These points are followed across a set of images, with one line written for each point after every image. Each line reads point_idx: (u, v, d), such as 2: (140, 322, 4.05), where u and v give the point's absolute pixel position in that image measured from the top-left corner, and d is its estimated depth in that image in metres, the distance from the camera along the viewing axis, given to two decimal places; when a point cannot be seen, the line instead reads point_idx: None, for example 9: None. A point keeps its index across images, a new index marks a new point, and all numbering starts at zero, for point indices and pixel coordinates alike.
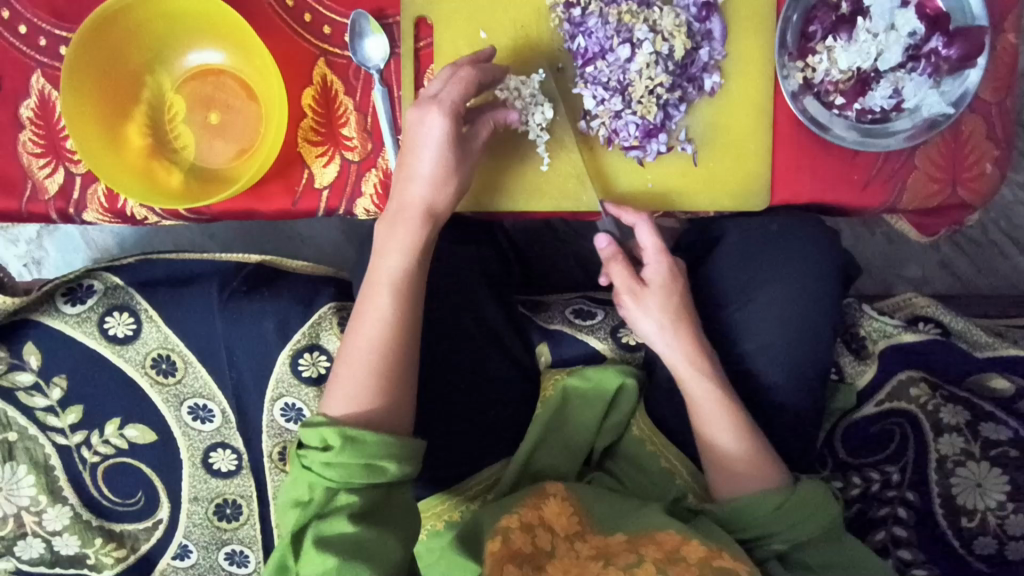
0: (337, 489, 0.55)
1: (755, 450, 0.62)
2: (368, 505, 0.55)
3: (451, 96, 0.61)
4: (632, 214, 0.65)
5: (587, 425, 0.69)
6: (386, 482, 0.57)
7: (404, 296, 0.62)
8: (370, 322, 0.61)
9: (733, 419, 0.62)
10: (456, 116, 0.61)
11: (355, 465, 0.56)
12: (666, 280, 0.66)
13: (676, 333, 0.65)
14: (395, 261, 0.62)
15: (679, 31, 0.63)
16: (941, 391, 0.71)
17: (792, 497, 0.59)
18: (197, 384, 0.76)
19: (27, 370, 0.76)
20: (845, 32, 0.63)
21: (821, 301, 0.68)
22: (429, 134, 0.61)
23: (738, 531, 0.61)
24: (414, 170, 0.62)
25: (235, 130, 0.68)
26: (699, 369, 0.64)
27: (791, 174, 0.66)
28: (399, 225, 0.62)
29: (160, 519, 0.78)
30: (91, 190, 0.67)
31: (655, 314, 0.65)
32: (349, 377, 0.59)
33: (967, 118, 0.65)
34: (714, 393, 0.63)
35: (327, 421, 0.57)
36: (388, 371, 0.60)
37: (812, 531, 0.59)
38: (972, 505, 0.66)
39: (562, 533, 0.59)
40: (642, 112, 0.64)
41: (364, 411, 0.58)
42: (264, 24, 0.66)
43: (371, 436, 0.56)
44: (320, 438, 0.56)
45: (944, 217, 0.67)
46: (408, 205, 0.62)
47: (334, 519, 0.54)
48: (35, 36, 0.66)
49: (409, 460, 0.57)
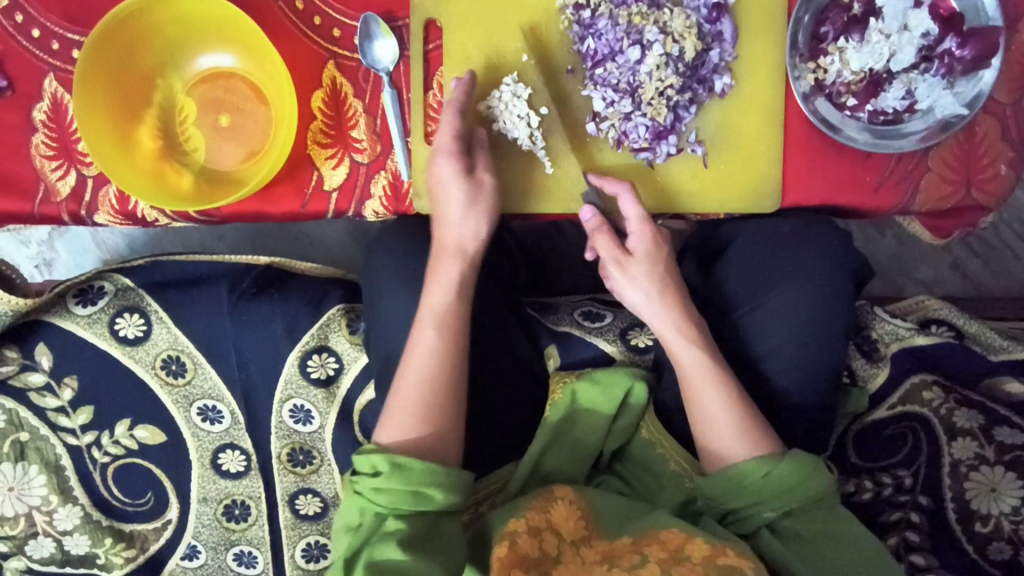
0: (385, 516, 0.57)
1: (744, 420, 0.61)
2: (417, 533, 0.56)
3: (447, 139, 0.63)
4: (615, 182, 0.64)
5: (596, 428, 0.69)
6: (434, 511, 0.57)
7: (449, 329, 0.62)
8: (411, 360, 0.62)
9: (722, 387, 0.62)
10: (457, 154, 0.63)
11: (402, 491, 0.57)
12: (651, 249, 0.64)
13: (664, 301, 0.63)
14: (440, 298, 0.63)
15: (690, 32, 0.63)
16: (954, 394, 0.71)
17: (778, 466, 0.59)
18: (206, 385, 0.76)
19: (38, 370, 0.76)
20: (857, 33, 0.62)
21: (835, 306, 0.67)
22: (444, 176, 0.63)
23: (727, 501, 0.61)
24: (445, 211, 0.64)
25: (244, 132, 0.68)
26: (688, 338, 0.63)
27: (802, 177, 0.66)
28: (440, 263, 0.64)
29: (169, 519, 0.78)
30: (102, 192, 0.67)
31: (641, 283, 0.64)
32: (403, 410, 0.60)
33: (981, 120, 0.64)
34: (703, 362, 0.62)
35: (377, 448, 0.58)
36: (440, 404, 0.60)
37: (800, 497, 0.59)
38: (985, 510, 0.66)
39: (568, 537, 0.59)
40: (651, 114, 0.64)
41: (416, 438, 0.59)
42: (274, 27, 0.66)
43: (418, 463, 0.57)
44: (370, 464, 0.57)
45: (958, 218, 0.66)
46: (441, 244, 0.65)
47: (383, 545, 0.55)
48: (47, 39, 0.67)
49: (455, 489, 0.58)
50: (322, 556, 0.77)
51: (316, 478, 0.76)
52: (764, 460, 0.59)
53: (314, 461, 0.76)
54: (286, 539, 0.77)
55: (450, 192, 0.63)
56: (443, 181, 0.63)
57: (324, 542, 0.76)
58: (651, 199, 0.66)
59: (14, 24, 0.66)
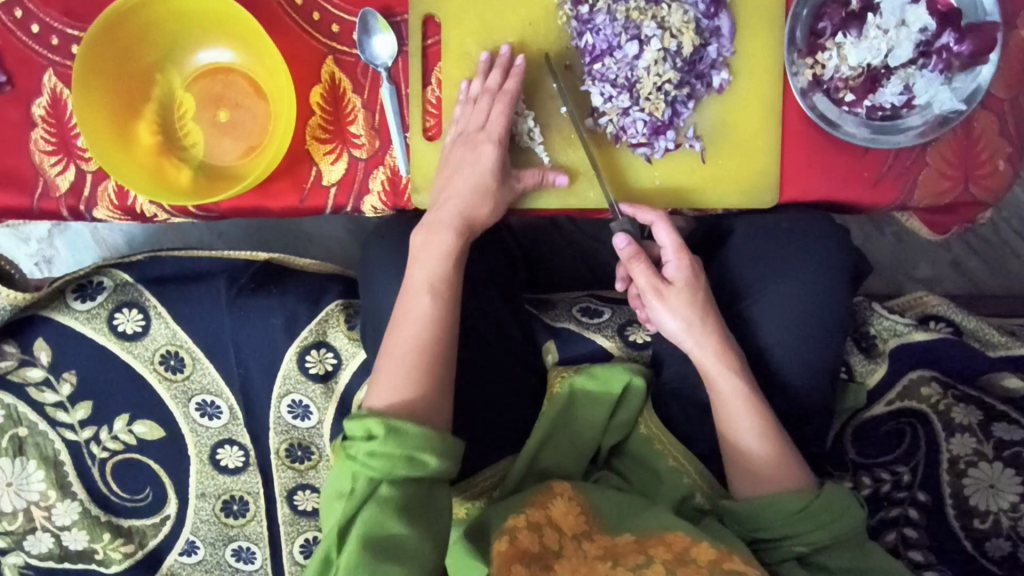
0: (379, 482, 0.54)
1: (779, 452, 0.61)
2: (410, 501, 0.54)
3: (496, 128, 0.64)
4: (648, 211, 0.64)
5: (594, 423, 0.69)
6: (429, 478, 0.55)
7: (443, 297, 0.62)
8: (411, 322, 0.61)
9: (760, 420, 0.62)
10: (501, 146, 0.64)
11: (397, 457, 0.54)
12: (689, 278, 0.64)
13: (702, 331, 0.63)
14: (433, 266, 0.62)
15: (687, 28, 0.63)
16: (953, 390, 0.71)
17: (815, 501, 0.58)
18: (205, 380, 0.76)
19: (37, 365, 0.76)
20: (855, 28, 0.62)
21: (834, 300, 0.67)
22: (478, 161, 0.64)
23: (760, 531, 0.60)
24: (455, 189, 0.64)
25: (244, 128, 0.68)
26: (727, 367, 0.62)
27: (801, 173, 0.66)
28: (435, 232, 0.63)
29: (167, 515, 0.78)
30: (101, 187, 0.68)
31: (680, 312, 0.63)
32: (395, 367, 0.59)
33: (979, 115, 0.64)
34: (742, 391, 0.62)
35: (369, 413, 0.56)
36: (429, 365, 0.59)
37: (834, 533, 0.58)
38: (984, 507, 0.66)
39: (569, 531, 0.59)
40: (649, 109, 0.64)
41: (406, 401, 0.57)
42: (272, 22, 0.66)
43: (413, 427, 0.55)
44: (363, 428, 0.55)
45: (956, 215, 0.66)
46: (443, 214, 0.64)
47: (380, 512, 0.52)
48: (47, 35, 0.67)
49: (449, 457, 0.56)
50: None
51: (314, 474, 0.76)
52: (802, 494, 0.59)
53: (312, 457, 0.76)
54: (285, 535, 0.77)
55: (467, 171, 0.64)
56: (472, 163, 0.64)
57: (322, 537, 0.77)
58: (664, 201, 0.67)
59: (13, 19, 0.67)
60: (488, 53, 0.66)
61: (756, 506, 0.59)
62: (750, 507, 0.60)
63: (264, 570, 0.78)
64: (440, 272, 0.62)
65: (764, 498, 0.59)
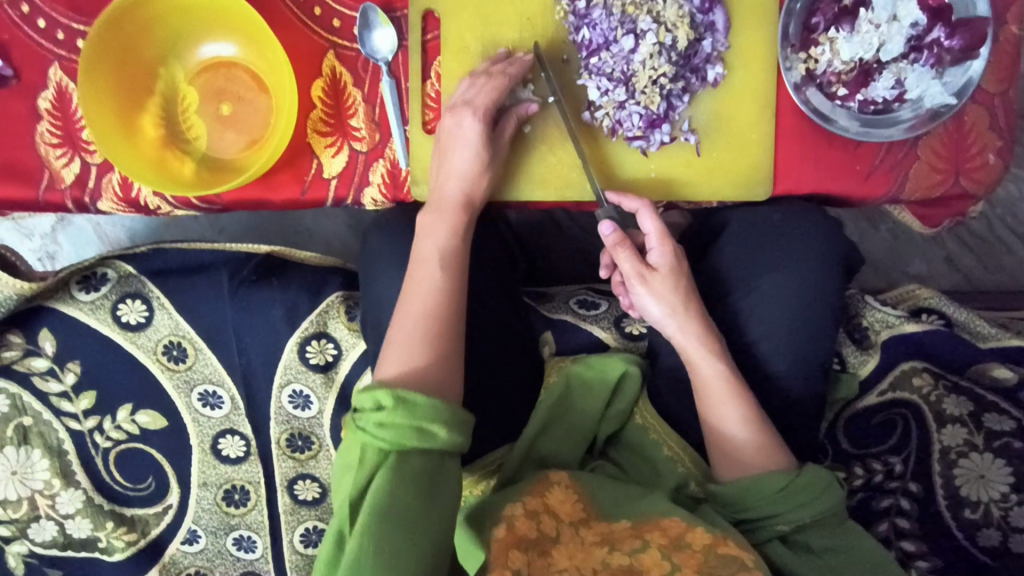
0: (389, 452, 0.55)
1: (761, 434, 0.62)
2: (420, 471, 0.54)
3: (482, 101, 0.64)
4: (635, 200, 0.65)
5: (590, 411, 0.70)
6: (440, 449, 0.56)
7: (452, 270, 0.63)
8: (419, 295, 0.62)
9: (742, 405, 0.62)
10: (486, 118, 0.64)
11: (406, 427, 0.55)
12: (674, 263, 0.64)
13: (686, 316, 0.64)
14: (438, 241, 0.64)
15: (682, 23, 0.64)
16: (943, 381, 0.72)
17: (797, 479, 0.60)
18: (207, 370, 0.77)
19: (42, 355, 0.77)
20: (847, 24, 0.63)
21: (827, 292, 0.68)
22: (464, 136, 0.64)
23: (743, 512, 0.61)
24: (451, 166, 0.64)
25: (246, 121, 0.69)
26: (709, 351, 0.63)
27: (794, 165, 0.67)
28: (435, 214, 0.64)
29: (170, 503, 0.79)
30: (106, 179, 0.69)
31: (664, 297, 0.64)
32: (405, 339, 0.60)
33: (969, 109, 0.65)
34: (724, 374, 0.63)
35: (379, 385, 0.57)
36: (439, 334, 0.60)
37: (815, 511, 0.60)
38: (975, 497, 0.67)
39: (566, 518, 0.60)
40: (645, 102, 0.65)
41: (414, 368, 0.58)
42: (275, 17, 0.67)
43: (422, 398, 0.56)
44: (373, 400, 0.56)
45: (947, 208, 0.68)
46: (443, 197, 0.65)
47: (388, 482, 0.53)
48: (53, 29, 0.68)
49: (459, 429, 0.56)
50: (320, 541, 0.78)
51: (314, 464, 0.77)
52: (783, 474, 0.60)
53: (313, 447, 0.77)
54: (285, 524, 0.78)
55: (463, 150, 0.64)
56: (460, 138, 0.64)
57: (323, 526, 0.78)
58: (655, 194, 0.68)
59: (20, 14, 0.68)
60: (508, 50, 0.67)
61: (739, 489, 0.61)
62: (734, 491, 0.61)
63: (264, 560, 0.79)
64: (444, 251, 0.63)
65: (745, 480, 0.61)
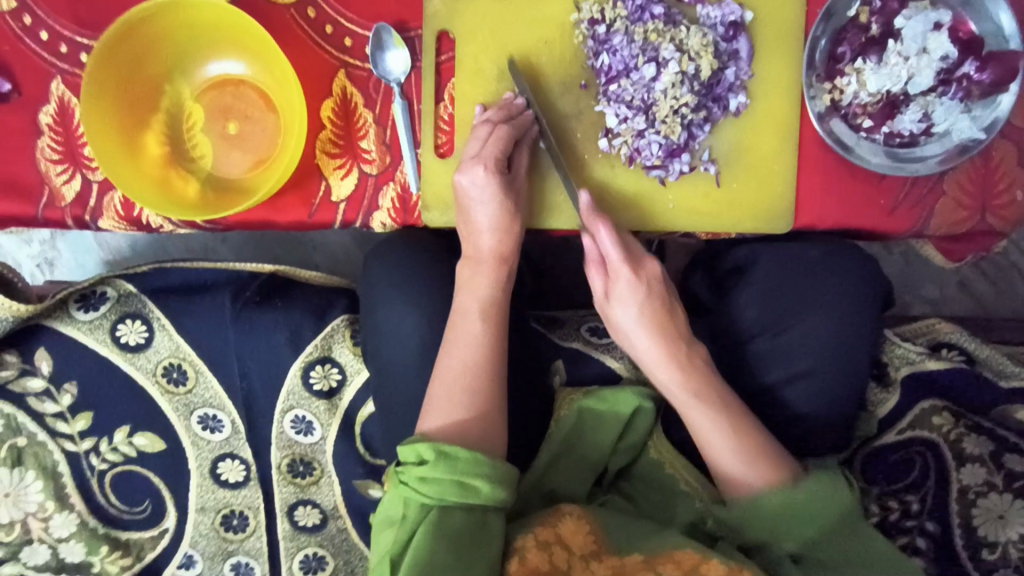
0: (431, 506, 0.57)
1: (738, 449, 0.60)
2: (456, 527, 0.56)
3: (490, 152, 0.61)
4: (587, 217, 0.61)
5: (602, 445, 0.68)
6: (481, 505, 0.57)
7: (492, 323, 0.63)
8: (455, 352, 0.62)
9: (715, 423, 0.60)
10: (496, 170, 0.61)
11: (447, 482, 0.57)
12: (626, 289, 0.61)
13: (644, 339, 0.61)
14: (482, 292, 0.63)
15: (706, 51, 0.62)
16: (964, 420, 0.70)
17: (796, 497, 0.58)
18: (208, 394, 0.75)
19: (38, 375, 0.75)
20: (875, 54, 0.61)
21: (850, 328, 0.66)
22: (475, 191, 0.62)
23: (749, 535, 0.60)
24: (476, 222, 0.63)
25: (253, 140, 0.67)
26: (669, 375, 0.61)
27: (814, 200, 0.65)
28: (473, 266, 0.64)
29: (166, 528, 0.77)
30: (107, 197, 0.66)
31: (627, 324, 0.62)
32: (444, 399, 0.60)
33: (998, 144, 0.63)
34: (687, 396, 0.61)
35: (421, 438, 0.59)
36: (473, 396, 0.61)
37: (820, 527, 0.58)
38: (993, 537, 0.64)
39: (578, 552, 0.57)
40: (665, 131, 0.63)
41: (449, 433, 0.59)
42: (285, 35, 0.66)
43: (463, 452, 0.57)
44: (415, 454, 0.57)
45: (972, 243, 0.65)
46: (478, 251, 0.64)
47: (423, 540, 0.55)
48: (56, 42, 0.66)
49: (501, 483, 0.58)
50: (319, 568, 0.75)
51: (316, 489, 0.75)
52: (777, 490, 0.58)
53: (314, 472, 0.75)
54: (285, 550, 0.76)
55: (478, 201, 0.62)
56: (472, 190, 0.62)
57: (322, 554, 0.75)
58: (648, 219, 0.66)
59: (22, 25, 0.66)
60: (511, 92, 0.65)
61: (741, 517, 0.60)
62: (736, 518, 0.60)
63: None
64: (483, 304, 0.63)
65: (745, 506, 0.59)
